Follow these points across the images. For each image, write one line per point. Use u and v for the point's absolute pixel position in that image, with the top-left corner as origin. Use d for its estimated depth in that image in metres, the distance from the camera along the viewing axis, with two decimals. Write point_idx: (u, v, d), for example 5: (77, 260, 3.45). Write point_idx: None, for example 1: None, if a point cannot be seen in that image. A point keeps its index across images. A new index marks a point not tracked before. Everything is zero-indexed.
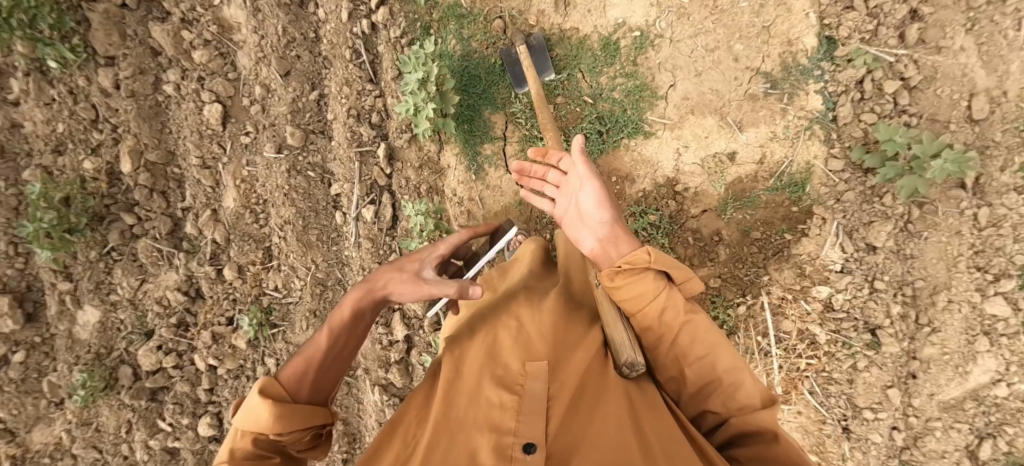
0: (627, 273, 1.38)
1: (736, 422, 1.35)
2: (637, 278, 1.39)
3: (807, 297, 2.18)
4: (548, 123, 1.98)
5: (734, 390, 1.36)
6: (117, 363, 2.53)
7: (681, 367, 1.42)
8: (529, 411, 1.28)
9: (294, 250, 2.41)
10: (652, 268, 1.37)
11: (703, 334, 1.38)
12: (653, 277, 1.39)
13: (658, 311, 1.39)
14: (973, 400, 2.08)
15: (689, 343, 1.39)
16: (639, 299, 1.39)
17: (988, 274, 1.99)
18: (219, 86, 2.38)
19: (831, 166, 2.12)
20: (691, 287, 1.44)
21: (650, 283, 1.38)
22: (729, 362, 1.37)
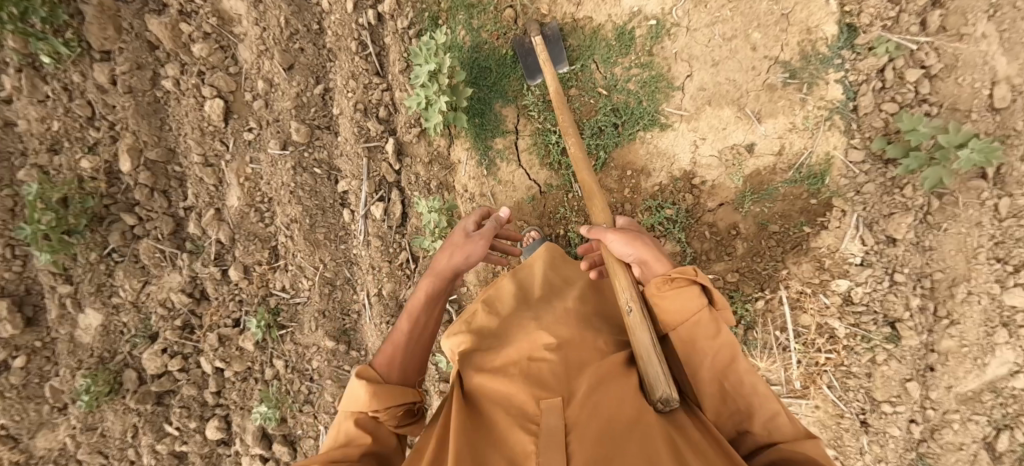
0: (676, 284, 1.38)
1: (778, 451, 1.29)
2: (676, 293, 1.38)
3: (826, 291, 2.15)
4: (566, 120, 1.92)
5: (767, 417, 1.33)
6: (122, 366, 2.49)
7: (714, 394, 1.39)
8: (550, 449, 1.25)
9: (301, 249, 2.34)
10: (695, 285, 1.37)
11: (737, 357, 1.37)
12: (696, 293, 1.37)
13: (693, 328, 1.38)
14: (991, 392, 2.19)
15: (724, 368, 1.36)
16: (680, 313, 1.39)
17: (1008, 265, 2.08)
18: (219, 81, 2.29)
19: (851, 157, 2.07)
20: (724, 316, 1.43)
21: (693, 298, 1.37)
22: (761, 387, 1.36)
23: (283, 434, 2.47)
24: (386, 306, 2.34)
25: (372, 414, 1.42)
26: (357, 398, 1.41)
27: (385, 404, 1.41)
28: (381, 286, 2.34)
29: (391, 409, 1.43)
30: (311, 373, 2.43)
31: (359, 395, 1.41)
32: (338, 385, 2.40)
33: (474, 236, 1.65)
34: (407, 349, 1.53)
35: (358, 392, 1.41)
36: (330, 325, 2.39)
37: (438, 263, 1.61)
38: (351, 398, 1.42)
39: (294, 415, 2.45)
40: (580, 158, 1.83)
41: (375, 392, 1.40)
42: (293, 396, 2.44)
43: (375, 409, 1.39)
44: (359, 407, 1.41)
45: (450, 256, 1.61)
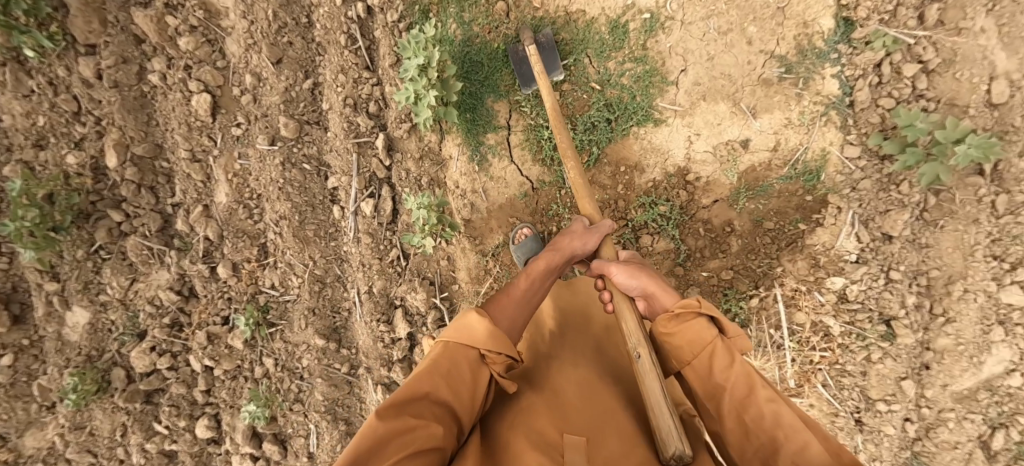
0: (680, 318, 1.45)
1: None
2: (687, 326, 1.42)
3: (821, 289, 2.13)
4: (565, 141, 1.91)
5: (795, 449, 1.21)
6: (110, 365, 2.46)
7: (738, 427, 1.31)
8: None
9: (290, 246, 2.30)
10: (702, 315, 1.41)
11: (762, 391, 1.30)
12: (704, 324, 1.41)
13: (708, 357, 1.39)
14: (987, 390, 2.17)
15: (742, 395, 1.31)
16: (693, 346, 1.41)
17: (1005, 262, 2.07)
18: (206, 75, 2.25)
19: (848, 152, 2.04)
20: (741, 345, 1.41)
21: (701, 330, 1.40)
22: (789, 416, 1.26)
23: (274, 433, 2.45)
24: (377, 304, 2.31)
25: (481, 351, 1.40)
26: (471, 331, 1.42)
27: (497, 344, 1.40)
28: (372, 283, 2.30)
29: (499, 352, 1.42)
30: (301, 371, 2.40)
31: (473, 331, 1.42)
32: (328, 384, 2.38)
33: (595, 229, 1.82)
34: (511, 304, 1.58)
35: (474, 327, 1.42)
36: (320, 323, 2.35)
37: (564, 241, 1.78)
38: (465, 333, 1.42)
39: (285, 413, 2.43)
40: (582, 188, 1.88)
41: (491, 329, 1.41)
42: (283, 394, 2.42)
43: (489, 347, 1.39)
44: (470, 343, 1.40)
45: (576, 240, 1.78)
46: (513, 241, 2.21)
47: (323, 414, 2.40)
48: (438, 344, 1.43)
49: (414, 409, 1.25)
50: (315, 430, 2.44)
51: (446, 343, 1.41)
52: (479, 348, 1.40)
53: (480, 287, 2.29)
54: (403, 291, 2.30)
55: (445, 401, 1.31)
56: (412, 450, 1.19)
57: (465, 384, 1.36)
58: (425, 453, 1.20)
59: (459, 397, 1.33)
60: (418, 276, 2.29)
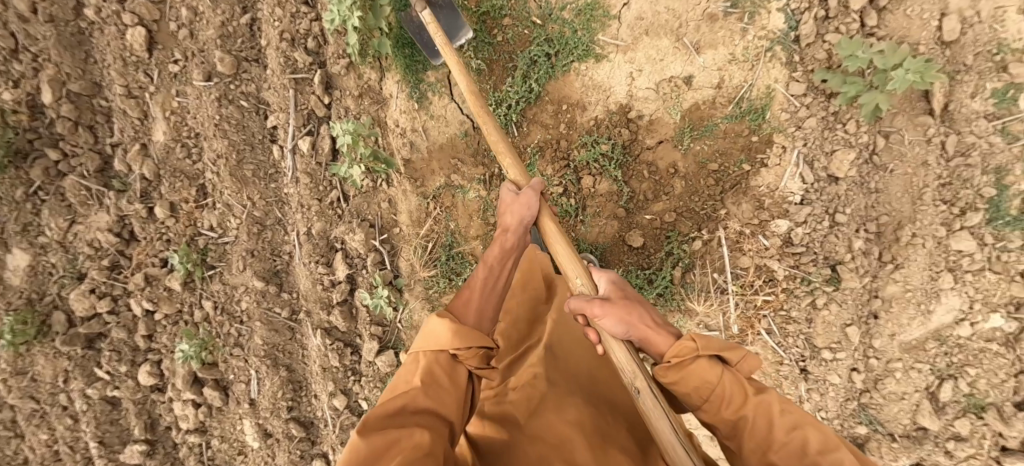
0: (679, 367, 1.29)
1: None
2: (699, 377, 1.27)
3: (765, 233, 2.07)
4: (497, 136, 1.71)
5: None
6: (51, 308, 2.38)
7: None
8: None
9: (227, 186, 2.26)
10: (720, 374, 1.27)
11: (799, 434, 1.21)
12: (709, 362, 1.28)
13: (722, 397, 1.27)
14: (936, 340, 2.12)
15: (765, 435, 1.23)
16: (701, 390, 1.28)
17: (955, 207, 2.02)
18: (141, 8, 2.19)
19: (792, 90, 1.99)
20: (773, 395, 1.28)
21: (710, 370, 1.27)
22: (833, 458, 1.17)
23: (215, 379, 2.41)
24: (316, 246, 2.27)
25: (451, 352, 1.35)
26: (437, 337, 1.37)
27: (465, 340, 1.35)
28: (310, 225, 2.26)
29: (470, 348, 1.37)
30: (240, 315, 2.36)
31: (438, 335, 1.37)
32: (268, 328, 2.34)
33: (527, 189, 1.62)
34: (474, 297, 1.52)
35: (437, 330, 1.38)
36: (259, 265, 2.31)
37: (505, 215, 1.63)
38: (432, 339, 1.38)
39: (226, 359, 2.40)
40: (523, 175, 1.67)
41: (455, 328, 1.37)
42: (223, 339, 2.38)
43: (456, 345, 1.34)
44: (437, 347, 1.36)
45: (514, 209, 1.60)
46: None
47: (262, 360, 2.36)
48: (409, 358, 1.39)
49: (404, 423, 1.21)
50: (256, 376, 2.40)
51: (416, 356, 1.36)
52: (448, 349, 1.36)
53: (421, 230, 2.24)
54: (342, 233, 2.26)
55: (431, 408, 1.26)
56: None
57: (445, 390, 1.31)
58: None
59: (447, 403, 1.29)
60: (358, 218, 2.24)
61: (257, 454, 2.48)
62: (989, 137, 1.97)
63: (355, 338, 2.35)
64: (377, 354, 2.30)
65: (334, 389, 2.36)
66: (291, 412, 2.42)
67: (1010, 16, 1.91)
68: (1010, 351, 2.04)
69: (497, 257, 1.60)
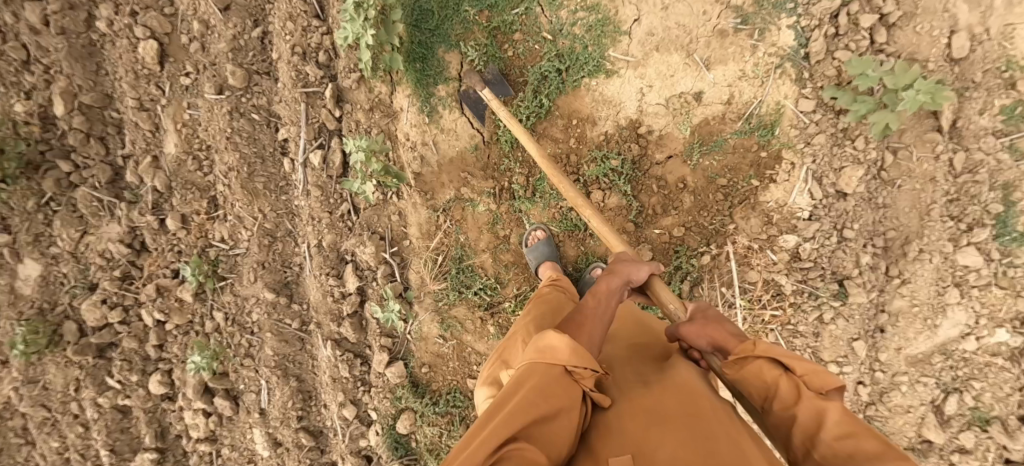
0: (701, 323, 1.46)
1: None
2: (747, 369, 1.29)
3: (773, 248, 2.09)
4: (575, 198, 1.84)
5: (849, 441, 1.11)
6: (62, 318, 2.40)
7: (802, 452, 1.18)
8: None
9: (238, 198, 2.27)
10: (760, 357, 1.28)
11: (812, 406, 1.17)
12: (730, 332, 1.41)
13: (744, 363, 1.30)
14: (941, 354, 2.15)
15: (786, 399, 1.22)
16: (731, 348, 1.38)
17: (962, 223, 2.05)
18: (153, 22, 2.20)
19: (802, 106, 2.00)
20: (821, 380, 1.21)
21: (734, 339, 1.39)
22: (861, 439, 1.11)
23: (225, 389, 2.43)
24: (327, 258, 2.29)
25: (568, 368, 1.28)
26: (553, 350, 1.30)
27: (585, 360, 1.30)
28: (321, 237, 2.28)
29: (587, 368, 1.30)
30: (251, 326, 2.39)
31: (555, 349, 1.31)
32: (279, 339, 2.36)
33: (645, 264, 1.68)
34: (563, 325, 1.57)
35: (556, 345, 1.31)
36: (270, 277, 2.33)
37: (620, 266, 1.64)
38: (548, 352, 1.31)
39: (236, 369, 2.41)
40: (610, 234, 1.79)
41: (577, 345, 1.30)
42: (233, 349, 2.40)
43: (575, 362, 1.27)
44: (553, 361, 1.29)
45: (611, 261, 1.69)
46: (526, 244, 2.19)
47: (273, 370, 2.38)
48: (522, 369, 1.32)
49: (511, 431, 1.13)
50: (266, 386, 2.42)
51: (531, 366, 1.29)
52: (564, 365, 1.28)
53: (431, 243, 2.26)
54: (353, 245, 2.28)
55: (539, 424, 1.17)
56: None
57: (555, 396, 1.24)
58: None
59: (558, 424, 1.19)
60: (368, 230, 2.26)
61: (267, 462, 2.50)
62: (997, 153, 2.00)
63: (365, 349, 2.37)
64: (387, 365, 2.33)
65: (344, 399, 2.37)
66: (301, 421, 2.44)
67: (1020, 33, 1.93)
68: (1016, 366, 2.08)
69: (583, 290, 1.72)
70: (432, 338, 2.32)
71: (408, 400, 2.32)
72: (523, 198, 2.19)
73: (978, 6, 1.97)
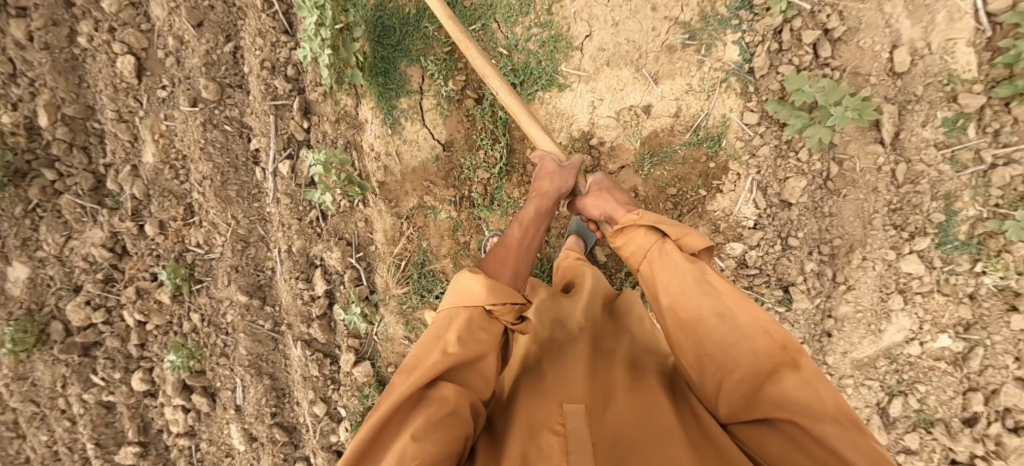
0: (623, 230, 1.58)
1: (764, 397, 1.19)
2: (631, 235, 1.54)
3: (720, 255, 2.19)
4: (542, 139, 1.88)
5: (727, 340, 1.25)
6: (50, 318, 2.51)
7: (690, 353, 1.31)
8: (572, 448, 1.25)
9: (213, 205, 2.38)
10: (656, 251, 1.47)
11: (678, 263, 1.40)
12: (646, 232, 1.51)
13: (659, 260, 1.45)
14: (886, 358, 2.22)
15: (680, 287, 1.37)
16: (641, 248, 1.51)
17: (904, 232, 2.11)
18: (131, 38, 2.31)
19: (747, 119, 2.08)
20: (695, 241, 1.44)
21: (644, 238, 1.51)
22: (745, 320, 1.25)
23: (203, 386, 2.55)
24: (296, 263, 2.40)
25: (486, 307, 1.42)
26: (470, 294, 1.44)
27: (499, 296, 1.43)
28: (291, 243, 2.39)
29: (504, 304, 1.44)
30: (226, 327, 2.50)
31: (472, 292, 1.44)
32: (252, 339, 2.47)
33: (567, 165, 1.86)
34: (509, 257, 1.63)
35: (472, 288, 1.44)
36: (243, 280, 2.44)
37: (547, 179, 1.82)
38: (468, 298, 1.44)
39: (212, 367, 2.53)
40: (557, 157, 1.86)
41: (490, 284, 1.43)
42: (209, 348, 2.51)
43: (490, 301, 1.41)
44: (472, 303, 1.43)
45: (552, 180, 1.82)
46: (485, 250, 2.29)
47: (247, 369, 2.50)
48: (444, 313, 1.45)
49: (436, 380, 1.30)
50: (242, 384, 2.54)
51: (452, 310, 1.43)
52: (483, 306, 1.42)
53: (394, 248, 2.35)
54: (321, 251, 2.38)
55: (462, 370, 1.34)
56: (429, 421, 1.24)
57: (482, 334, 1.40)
58: (441, 423, 1.24)
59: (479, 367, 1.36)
60: (335, 236, 2.36)
61: (243, 456, 2.61)
62: (938, 165, 2.06)
63: (334, 349, 2.48)
64: (354, 364, 2.43)
65: (315, 397, 2.49)
66: (274, 417, 2.55)
67: (960, 48, 1.98)
68: (957, 370, 2.14)
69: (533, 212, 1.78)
70: (397, 340, 2.42)
71: (375, 398, 2.43)
72: (482, 206, 2.28)
73: (920, 21, 2.02)
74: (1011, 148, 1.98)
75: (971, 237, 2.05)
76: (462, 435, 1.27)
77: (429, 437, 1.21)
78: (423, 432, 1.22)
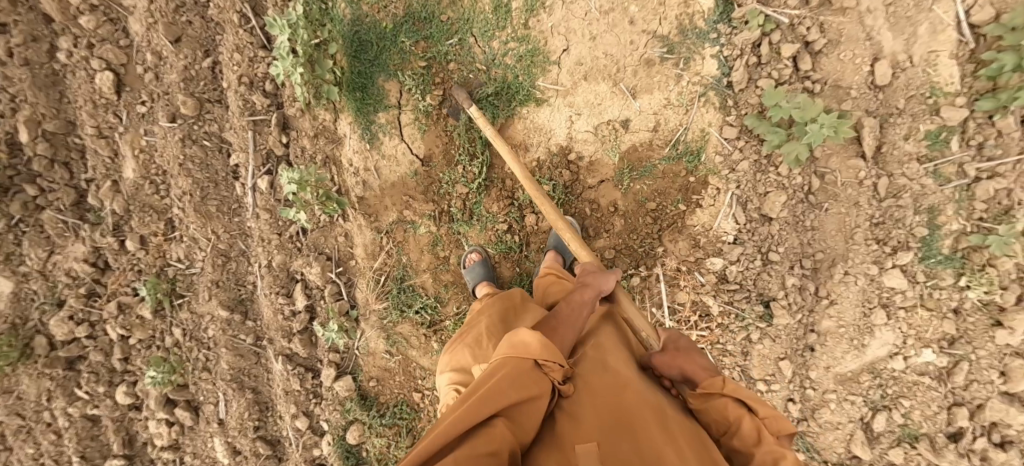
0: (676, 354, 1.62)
1: None
2: (717, 405, 1.46)
3: (701, 270, 2.17)
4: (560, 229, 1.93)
5: None
6: (33, 333, 2.47)
7: None
8: None
9: (192, 220, 2.38)
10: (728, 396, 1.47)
11: (772, 450, 1.36)
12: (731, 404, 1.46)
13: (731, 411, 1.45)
14: (870, 373, 2.18)
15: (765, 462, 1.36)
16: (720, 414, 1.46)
17: (887, 246, 2.08)
18: (109, 54, 2.31)
19: (725, 133, 2.08)
20: (781, 425, 1.45)
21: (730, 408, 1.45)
22: None
23: (186, 400, 2.54)
24: (277, 278, 2.39)
25: (537, 361, 1.39)
26: (525, 346, 1.42)
27: (553, 355, 1.40)
28: (271, 258, 2.38)
29: (558, 363, 1.40)
30: (208, 341, 2.50)
31: (527, 344, 1.42)
32: (233, 354, 2.46)
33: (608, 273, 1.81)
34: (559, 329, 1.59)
35: (528, 340, 1.43)
36: (224, 295, 2.44)
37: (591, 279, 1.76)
38: (520, 347, 1.42)
39: (195, 381, 2.52)
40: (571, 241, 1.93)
41: (547, 341, 1.41)
42: (191, 363, 2.51)
43: (545, 356, 1.38)
44: (526, 355, 1.40)
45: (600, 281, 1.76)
46: (464, 265, 2.28)
47: (229, 383, 2.49)
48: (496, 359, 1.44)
49: (483, 414, 1.27)
50: (224, 398, 2.53)
51: (502, 360, 1.41)
52: (535, 358, 1.39)
53: (374, 263, 2.34)
54: (301, 266, 2.38)
55: (512, 409, 1.30)
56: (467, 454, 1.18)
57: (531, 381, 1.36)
58: (478, 459, 1.18)
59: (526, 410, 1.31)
60: (315, 251, 2.36)
61: None
62: (921, 179, 2.03)
63: (315, 363, 2.47)
64: (335, 379, 2.43)
65: (296, 411, 2.47)
66: (257, 431, 2.54)
67: (942, 60, 1.96)
68: (942, 385, 2.10)
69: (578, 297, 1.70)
70: (379, 354, 2.41)
71: (356, 413, 2.41)
72: (461, 221, 2.27)
73: (902, 33, 1.99)
74: (995, 162, 1.96)
75: (955, 251, 2.03)
76: None
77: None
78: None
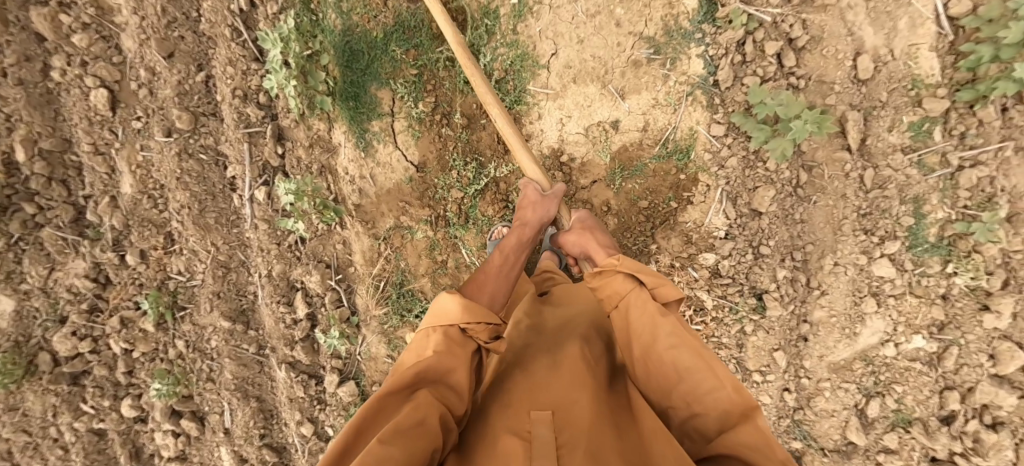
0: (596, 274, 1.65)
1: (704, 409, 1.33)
2: (608, 281, 1.59)
3: (694, 265, 2.21)
4: (530, 168, 1.96)
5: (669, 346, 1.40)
6: (37, 349, 2.49)
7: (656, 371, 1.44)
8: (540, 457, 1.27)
9: (192, 233, 2.41)
10: (621, 272, 1.57)
11: (650, 317, 1.46)
12: (623, 278, 1.57)
13: (628, 307, 1.53)
14: (862, 361, 2.23)
15: (645, 321, 1.47)
16: (618, 294, 1.56)
17: (874, 236, 2.13)
18: (103, 71, 2.33)
19: (713, 131, 2.12)
20: (668, 292, 1.51)
21: (622, 284, 1.56)
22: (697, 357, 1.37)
23: (191, 411, 2.57)
24: (277, 287, 2.42)
25: (462, 326, 1.49)
26: (446, 313, 1.51)
27: (475, 316, 1.50)
28: (271, 267, 2.41)
29: (479, 323, 1.51)
30: (211, 352, 2.52)
31: (448, 310, 1.51)
32: (237, 363, 2.49)
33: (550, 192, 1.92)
34: (488, 283, 1.68)
35: (447, 307, 1.52)
36: (225, 306, 2.47)
37: (528, 206, 1.88)
38: (442, 316, 1.51)
39: (200, 392, 2.55)
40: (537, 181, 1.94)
41: (465, 304, 1.50)
42: (195, 374, 2.54)
43: (465, 319, 1.48)
44: (448, 323, 1.50)
45: (536, 209, 1.87)
46: (491, 235, 2.26)
47: (233, 393, 2.52)
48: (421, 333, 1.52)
49: (406, 381, 1.34)
50: (229, 408, 2.56)
51: (428, 329, 1.50)
52: (457, 324, 1.49)
53: (373, 270, 2.37)
54: (301, 274, 2.41)
55: (436, 374, 1.39)
56: (395, 427, 1.24)
57: (454, 350, 1.44)
58: (407, 429, 1.24)
59: (451, 374, 1.40)
60: (314, 260, 2.39)
61: None
62: (905, 170, 2.08)
63: (319, 370, 2.50)
64: (338, 385, 2.46)
65: (301, 418, 2.50)
66: (263, 439, 2.57)
67: (923, 53, 2.00)
68: (933, 370, 2.15)
69: (519, 234, 1.82)
70: (381, 358, 2.45)
71: None
72: (458, 224, 2.31)
73: (882, 28, 2.04)
74: (978, 150, 2.00)
75: (941, 239, 2.07)
76: (429, 441, 1.27)
77: (392, 442, 1.20)
78: (389, 436, 1.21)
